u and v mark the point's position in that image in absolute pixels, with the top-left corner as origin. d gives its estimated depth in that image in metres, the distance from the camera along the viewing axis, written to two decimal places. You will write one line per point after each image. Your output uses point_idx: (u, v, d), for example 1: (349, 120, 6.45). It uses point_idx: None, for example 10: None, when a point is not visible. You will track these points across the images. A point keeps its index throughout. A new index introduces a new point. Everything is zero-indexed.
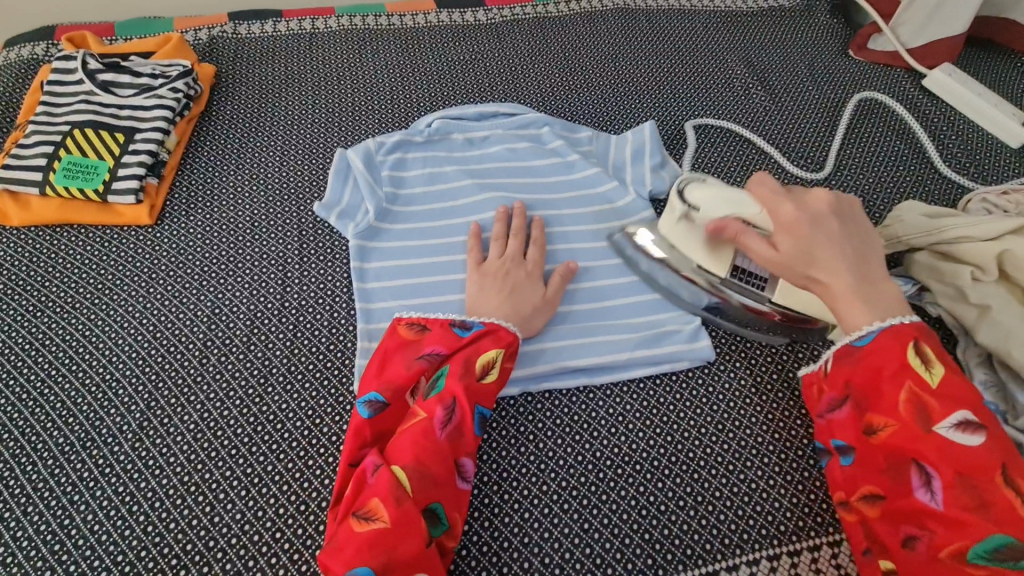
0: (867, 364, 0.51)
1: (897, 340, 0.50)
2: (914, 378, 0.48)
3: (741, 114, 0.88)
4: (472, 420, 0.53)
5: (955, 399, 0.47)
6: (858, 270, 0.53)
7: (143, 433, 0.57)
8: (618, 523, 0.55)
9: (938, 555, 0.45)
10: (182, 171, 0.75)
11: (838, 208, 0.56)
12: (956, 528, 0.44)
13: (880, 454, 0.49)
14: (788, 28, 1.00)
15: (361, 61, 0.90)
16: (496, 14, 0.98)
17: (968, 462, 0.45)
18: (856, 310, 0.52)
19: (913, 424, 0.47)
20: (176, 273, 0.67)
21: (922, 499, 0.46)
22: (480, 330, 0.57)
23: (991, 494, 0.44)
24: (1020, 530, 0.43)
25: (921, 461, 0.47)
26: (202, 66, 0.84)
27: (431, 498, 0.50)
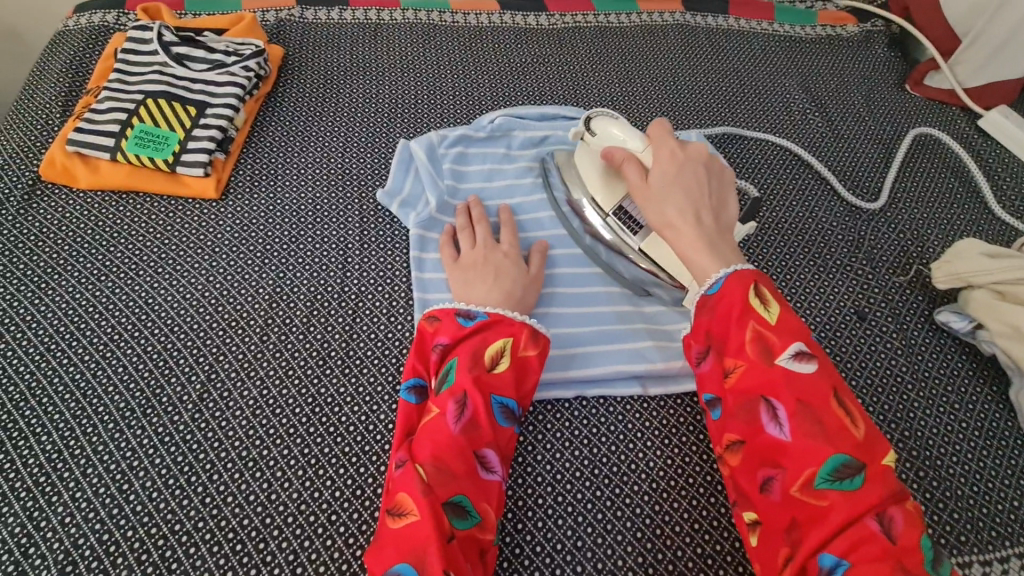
0: (718, 308, 0.52)
1: (741, 281, 0.52)
2: (756, 318, 0.50)
3: (797, 138, 0.88)
4: (486, 412, 0.53)
5: (791, 334, 0.49)
6: (705, 218, 0.56)
7: (202, 404, 0.57)
8: (670, 534, 0.55)
9: (791, 492, 0.45)
10: (248, 149, 0.76)
11: (708, 167, 0.59)
12: (804, 458, 0.45)
13: (731, 398, 0.50)
14: (845, 57, 1.01)
15: (425, 55, 0.91)
16: (558, 20, 0.99)
17: (806, 389, 0.47)
18: (699, 253, 0.55)
19: (759, 361, 0.48)
20: (239, 249, 0.68)
21: (773, 434, 0.47)
22: (484, 322, 0.57)
23: (826, 419, 0.46)
24: (853, 448, 0.45)
25: (768, 395, 0.48)
26: (271, 48, 0.85)
27: (451, 491, 0.49)
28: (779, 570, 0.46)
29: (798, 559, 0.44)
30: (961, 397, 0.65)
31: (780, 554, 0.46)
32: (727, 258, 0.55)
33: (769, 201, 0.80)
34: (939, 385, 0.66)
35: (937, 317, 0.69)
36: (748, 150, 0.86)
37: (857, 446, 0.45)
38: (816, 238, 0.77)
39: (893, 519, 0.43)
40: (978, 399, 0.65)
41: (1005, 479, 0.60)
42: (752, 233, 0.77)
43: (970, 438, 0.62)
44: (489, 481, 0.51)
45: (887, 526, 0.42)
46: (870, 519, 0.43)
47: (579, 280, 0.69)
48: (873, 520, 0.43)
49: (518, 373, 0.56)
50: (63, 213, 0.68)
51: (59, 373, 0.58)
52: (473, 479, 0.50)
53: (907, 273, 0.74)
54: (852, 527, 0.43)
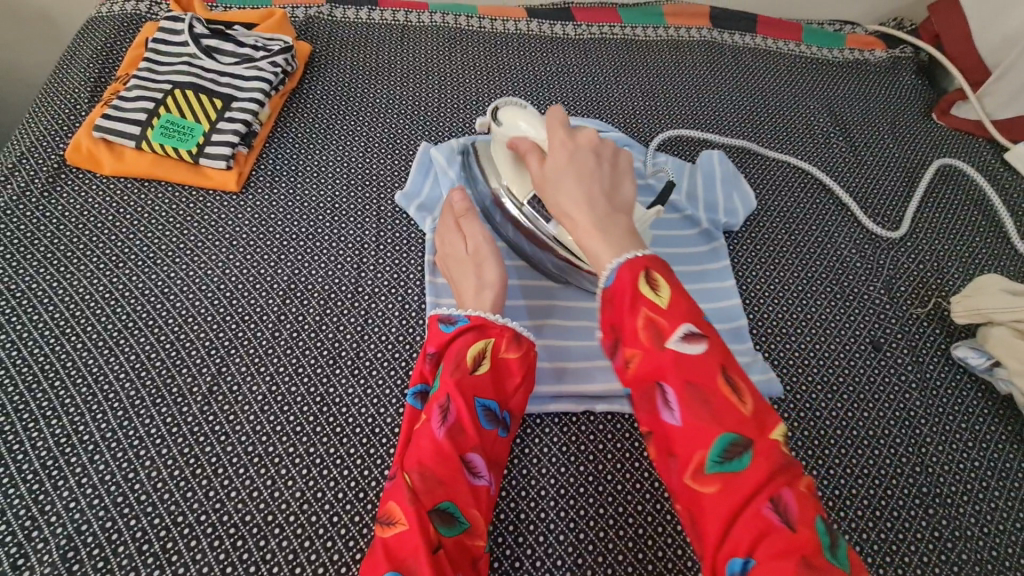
0: (612, 293, 0.49)
1: (631, 269, 0.48)
2: (646, 302, 0.46)
3: (819, 162, 0.88)
4: (470, 417, 0.52)
5: (682, 314, 0.46)
6: (600, 203, 0.53)
7: (212, 397, 0.58)
8: (672, 557, 0.55)
9: (688, 484, 0.43)
10: (270, 144, 0.77)
11: (601, 150, 0.57)
12: (695, 446, 0.43)
13: (632, 387, 0.47)
14: (872, 82, 1.00)
15: (450, 59, 0.92)
16: (584, 31, 1.00)
17: (694, 371, 0.44)
18: (592, 241, 0.51)
19: (651, 347, 0.45)
20: (255, 244, 0.68)
21: (666, 424, 0.45)
22: (466, 326, 0.57)
23: (715, 400, 0.44)
24: (741, 429, 0.43)
25: (659, 382, 0.45)
26: (299, 44, 0.86)
27: (435, 499, 0.49)
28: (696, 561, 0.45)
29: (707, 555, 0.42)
30: (974, 435, 0.64)
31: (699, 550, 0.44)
32: (622, 245, 0.50)
33: (787, 224, 0.80)
34: (953, 422, 0.65)
35: (954, 352, 0.68)
36: (768, 171, 0.86)
37: (743, 424, 0.43)
38: (833, 265, 0.76)
39: (788, 502, 0.41)
40: (993, 438, 0.64)
41: (1016, 523, 0.59)
42: (768, 255, 0.76)
43: (981, 477, 0.61)
44: (476, 486, 0.51)
45: (782, 510, 0.40)
46: (767, 504, 0.41)
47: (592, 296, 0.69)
48: (769, 505, 0.41)
49: (503, 376, 0.56)
50: (86, 198, 0.69)
51: (72, 357, 0.59)
52: (458, 486, 0.50)
53: (925, 305, 0.73)
54: (749, 514, 0.41)
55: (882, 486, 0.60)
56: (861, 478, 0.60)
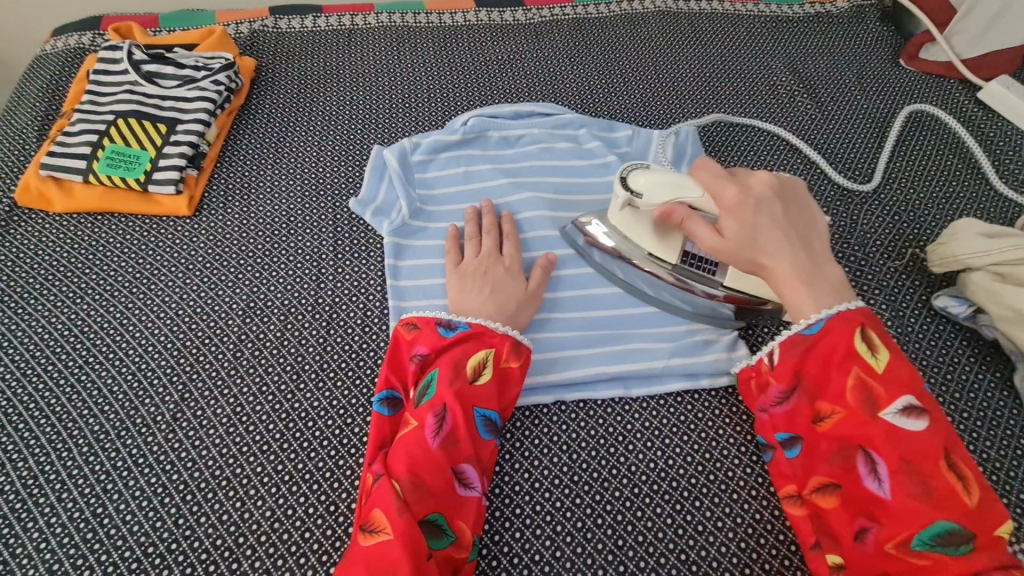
0: (816, 348, 0.52)
1: (848, 328, 0.50)
2: (861, 366, 0.49)
3: (785, 122, 0.85)
4: (467, 427, 0.52)
5: (901, 385, 0.48)
6: (800, 253, 0.53)
7: (176, 424, 0.57)
8: (654, 541, 0.53)
9: (886, 548, 0.46)
10: (221, 164, 0.76)
11: (781, 191, 0.56)
12: (903, 517, 0.45)
13: (825, 444, 0.50)
14: (836, 34, 0.97)
15: (400, 58, 0.90)
16: (535, 15, 0.97)
17: (912, 448, 0.46)
18: (804, 301, 0.53)
19: (861, 412, 0.48)
20: (212, 266, 0.67)
21: (871, 489, 0.47)
22: (466, 332, 0.56)
23: (936, 481, 0.45)
24: (964, 517, 0.44)
25: (868, 448, 0.47)
26: (243, 60, 0.84)
27: (428, 509, 0.48)
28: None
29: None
30: (961, 385, 0.62)
31: None
32: (837, 295, 0.53)
33: None
34: (939, 373, 0.63)
35: (935, 302, 0.66)
36: (732, 137, 0.83)
37: (970, 514, 0.44)
38: None
39: None
40: (980, 386, 0.62)
41: (1008, 471, 0.57)
42: None
43: (970, 428, 0.59)
44: (469, 497, 0.51)
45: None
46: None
47: (561, 284, 0.67)
48: None
49: (501, 383, 0.55)
50: (40, 237, 0.69)
51: (34, 397, 0.58)
52: (452, 497, 0.50)
53: (903, 257, 0.71)
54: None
55: None
56: None
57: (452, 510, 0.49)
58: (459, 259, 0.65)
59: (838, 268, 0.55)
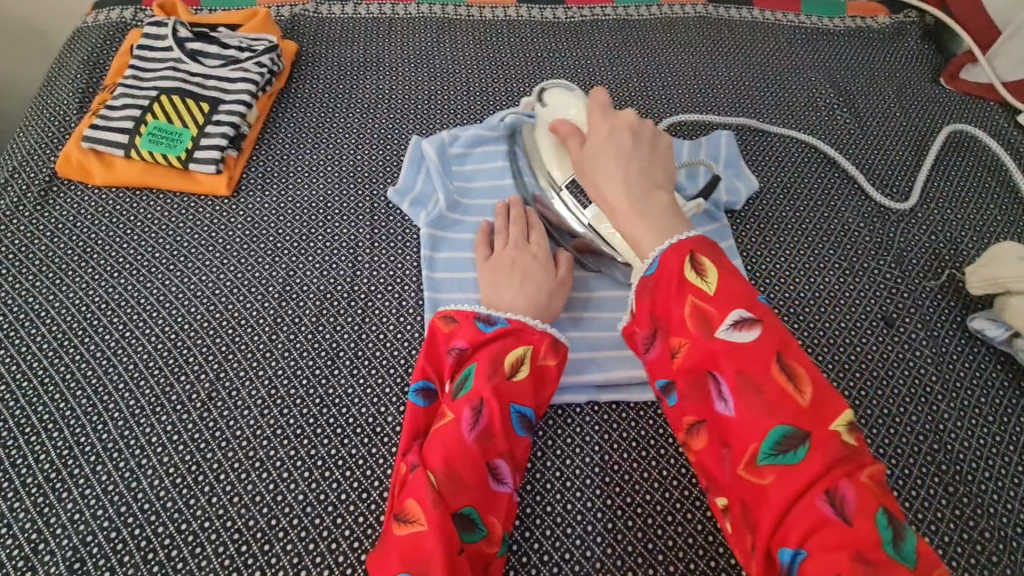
0: (662, 279, 0.52)
1: (680, 252, 0.51)
2: (694, 291, 0.50)
3: (824, 135, 0.85)
4: (503, 422, 0.52)
5: (732, 301, 0.48)
6: (634, 182, 0.56)
7: (210, 403, 0.57)
8: (684, 547, 0.53)
9: (741, 470, 0.46)
10: (261, 146, 0.76)
11: (638, 130, 0.59)
12: (749, 433, 0.45)
13: (680, 379, 0.50)
14: (876, 50, 0.96)
15: (440, 50, 0.90)
16: (576, 13, 0.97)
17: (744, 359, 0.47)
18: (629, 219, 0.55)
19: (701, 335, 0.48)
20: (249, 247, 0.67)
21: (721, 414, 0.47)
22: (505, 328, 0.56)
23: (767, 387, 0.46)
24: (797, 418, 0.44)
25: (713, 370, 0.48)
26: (285, 43, 0.84)
27: (461, 501, 0.48)
28: (746, 555, 0.46)
29: (763, 540, 0.44)
30: (996, 410, 0.62)
31: (747, 542, 0.46)
32: (659, 225, 0.54)
33: (792, 201, 0.77)
34: (972, 396, 0.62)
35: (971, 324, 0.66)
36: (770, 148, 0.83)
37: (800, 414, 0.45)
38: (842, 240, 0.74)
39: (844, 494, 0.42)
40: (1014, 411, 0.62)
41: None
42: (772, 233, 0.74)
43: (1003, 453, 0.59)
44: (502, 492, 0.51)
45: (835, 494, 0.42)
46: (818, 490, 0.42)
47: (596, 284, 0.67)
48: (822, 495, 0.42)
49: (537, 381, 0.55)
50: (79, 209, 0.69)
51: (71, 369, 0.58)
52: (485, 491, 0.50)
53: (939, 278, 0.71)
54: (804, 502, 0.43)
55: (899, 466, 0.58)
56: (877, 459, 0.58)
57: (486, 505, 0.49)
58: (488, 251, 0.65)
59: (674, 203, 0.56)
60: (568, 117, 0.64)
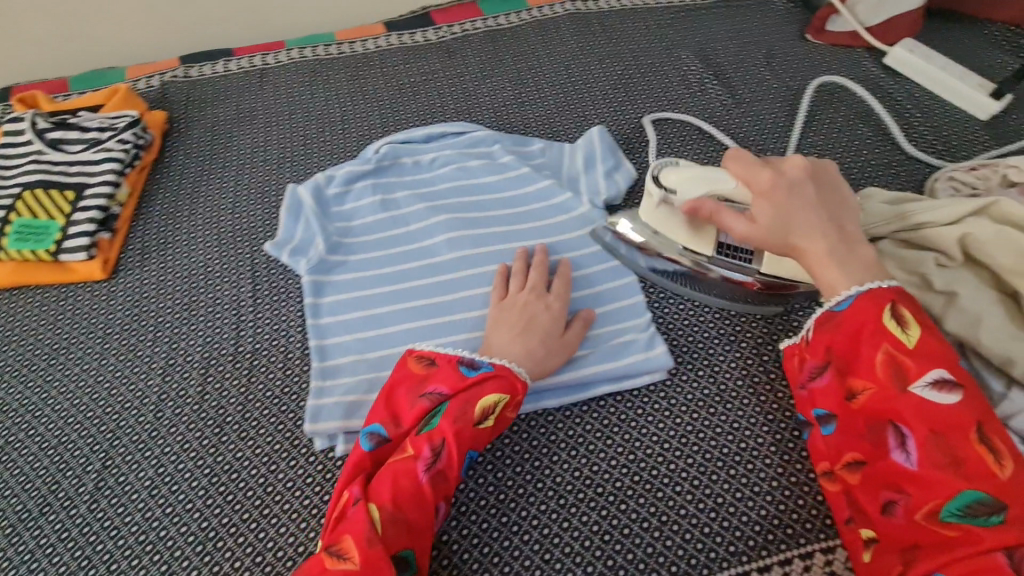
0: (847, 324, 0.50)
1: (874, 301, 0.49)
2: (891, 340, 0.47)
3: (698, 111, 0.86)
4: (457, 465, 0.52)
5: (931, 357, 0.46)
6: (834, 229, 0.53)
7: (99, 494, 0.57)
8: (580, 551, 0.54)
9: (915, 519, 0.44)
10: (136, 223, 0.75)
11: (814, 173, 0.56)
12: (934, 488, 0.43)
13: (858, 420, 0.48)
14: (742, 17, 0.98)
15: (314, 93, 0.90)
16: (446, 32, 0.98)
17: (941, 419, 0.44)
18: (831, 273, 0.52)
19: (888, 385, 0.47)
20: (129, 327, 0.67)
21: (899, 461, 0.45)
22: (490, 372, 0.55)
23: (966, 451, 0.43)
24: (995, 487, 0.41)
25: (897, 420, 0.46)
26: (152, 113, 0.84)
27: (400, 544, 0.48)
28: None
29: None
30: None
31: None
32: (868, 271, 0.51)
33: None
34: None
35: None
36: (646, 133, 0.84)
37: (1001, 486, 0.41)
38: None
39: None
40: None
41: None
42: None
43: None
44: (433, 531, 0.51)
45: (1020, 563, 0.39)
46: (999, 552, 0.39)
47: (480, 302, 0.67)
48: (1003, 556, 0.39)
49: (495, 428, 0.55)
50: None
51: None
52: (426, 531, 0.50)
53: None
54: (979, 563, 0.40)
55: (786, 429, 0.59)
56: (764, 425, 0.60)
57: (423, 545, 0.50)
58: (502, 293, 0.65)
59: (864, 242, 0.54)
60: (705, 189, 0.59)
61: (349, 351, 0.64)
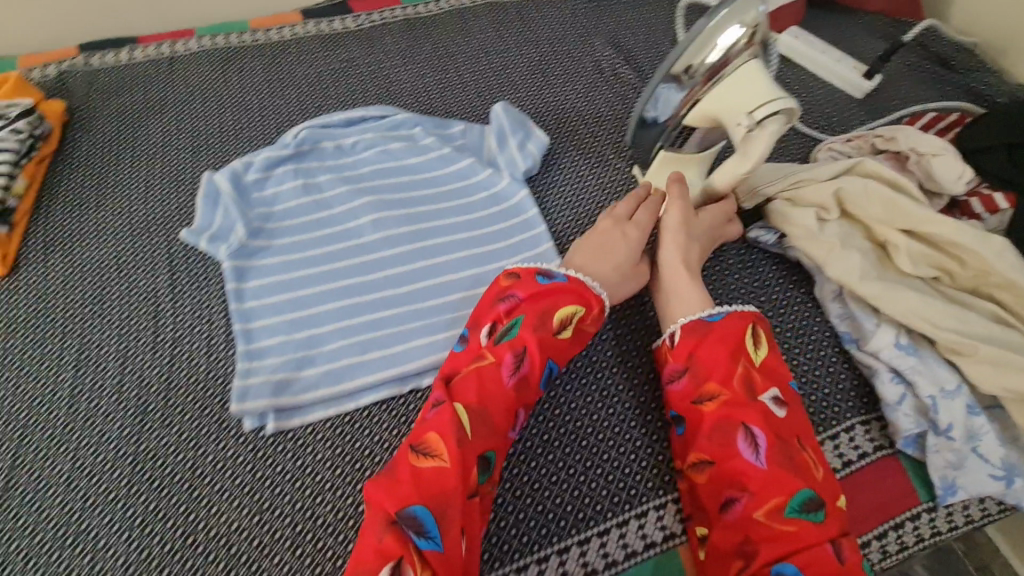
0: (712, 335, 0.59)
1: (743, 319, 0.60)
2: (746, 356, 0.57)
3: (611, 92, 0.91)
4: (538, 371, 0.58)
5: (771, 376, 0.57)
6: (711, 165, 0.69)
7: (10, 493, 0.54)
8: (513, 501, 0.58)
9: (755, 516, 0.51)
10: (37, 217, 0.71)
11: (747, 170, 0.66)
12: (777, 487, 0.51)
13: (711, 422, 0.55)
14: (650, 7, 1.04)
15: (228, 80, 0.88)
16: (365, 20, 0.98)
17: (782, 427, 0.54)
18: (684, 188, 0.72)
19: (743, 396, 0.55)
20: (34, 322, 0.63)
21: (750, 460, 0.52)
22: (567, 284, 0.61)
23: (799, 454, 0.53)
24: (817, 485, 0.51)
25: (747, 423, 0.54)
26: (49, 103, 0.80)
27: (485, 446, 0.53)
28: None
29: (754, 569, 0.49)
30: (773, 305, 0.70)
31: (733, 566, 0.51)
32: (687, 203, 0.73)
33: (586, 160, 0.82)
34: (753, 299, 0.70)
35: (749, 234, 0.73)
36: (564, 115, 0.88)
37: (820, 483, 0.52)
38: (634, 185, 0.80)
39: (842, 545, 0.49)
40: (789, 302, 0.70)
41: (813, 371, 0.65)
42: (571, 195, 0.79)
43: (781, 340, 0.67)
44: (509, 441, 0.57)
45: (838, 551, 0.49)
46: (828, 544, 0.49)
47: (409, 278, 0.69)
48: (829, 544, 0.49)
49: (572, 341, 0.61)
50: None
51: None
52: (504, 437, 0.56)
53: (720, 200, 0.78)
54: (815, 551, 0.48)
55: None
56: None
57: (500, 451, 0.55)
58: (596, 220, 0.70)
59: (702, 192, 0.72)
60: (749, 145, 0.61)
61: (276, 333, 0.63)
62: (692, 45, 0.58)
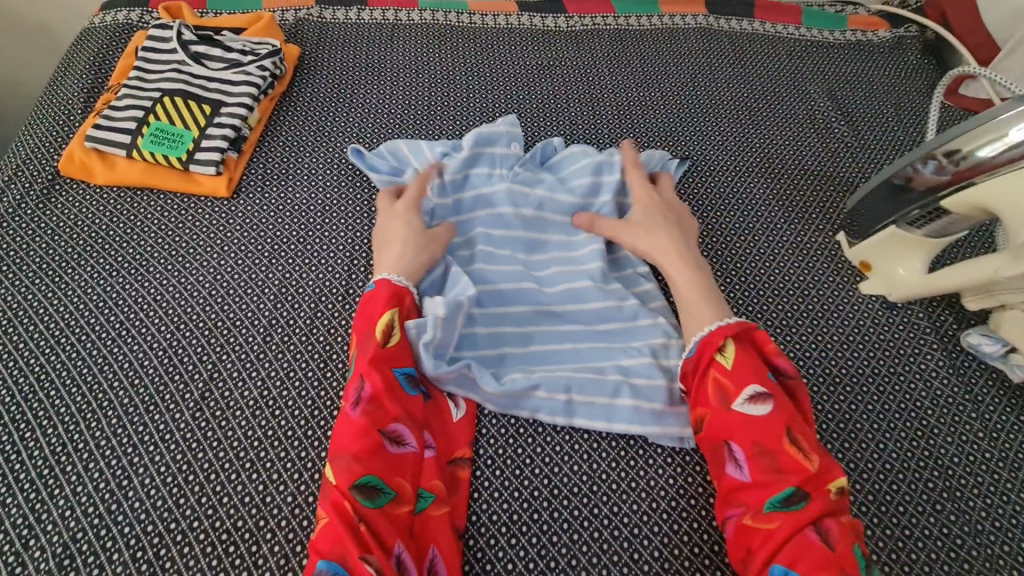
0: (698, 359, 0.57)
1: (717, 336, 0.56)
2: (715, 366, 0.55)
3: (821, 147, 0.84)
4: (387, 388, 0.54)
5: (747, 376, 0.54)
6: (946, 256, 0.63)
7: (204, 403, 0.58)
8: (670, 557, 0.53)
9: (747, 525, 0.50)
10: (260, 148, 0.77)
11: (989, 273, 0.58)
12: (757, 495, 0.50)
13: (704, 446, 0.55)
14: (878, 63, 0.95)
15: (441, 56, 0.90)
16: (577, 23, 0.97)
17: (760, 431, 0.51)
18: (907, 275, 0.67)
19: (720, 408, 0.53)
20: (245, 248, 0.68)
21: (735, 476, 0.52)
22: (370, 303, 0.59)
23: (781, 454, 0.51)
24: (802, 480, 0.50)
25: (728, 440, 0.52)
26: (288, 47, 0.86)
27: (356, 477, 0.50)
28: None
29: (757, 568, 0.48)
30: (984, 426, 0.61)
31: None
32: (907, 286, 0.67)
33: (785, 214, 0.77)
34: (962, 412, 0.62)
35: (965, 339, 0.65)
36: (766, 160, 0.83)
37: (807, 477, 0.50)
38: (836, 252, 0.74)
39: (829, 528, 0.48)
40: (1003, 427, 0.61)
41: None
42: (765, 249, 0.74)
43: (991, 469, 0.59)
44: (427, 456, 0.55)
45: (826, 538, 0.47)
46: (807, 528, 0.48)
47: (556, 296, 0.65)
48: (811, 531, 0.48)
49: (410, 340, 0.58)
50: (82, 208, 0.70)
51: (67, 366, 0.60)
52: (384, 455, 0.51)
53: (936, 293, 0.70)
54: (800, 541, 0.47)
55: (886, 479, 0.58)
56: (863, 468, 0.59)
57: (386, 469, 0.51)
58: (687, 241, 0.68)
59: (923, 278, 0.65)
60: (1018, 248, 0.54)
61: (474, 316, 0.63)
62: (971, 132, 0.55)
